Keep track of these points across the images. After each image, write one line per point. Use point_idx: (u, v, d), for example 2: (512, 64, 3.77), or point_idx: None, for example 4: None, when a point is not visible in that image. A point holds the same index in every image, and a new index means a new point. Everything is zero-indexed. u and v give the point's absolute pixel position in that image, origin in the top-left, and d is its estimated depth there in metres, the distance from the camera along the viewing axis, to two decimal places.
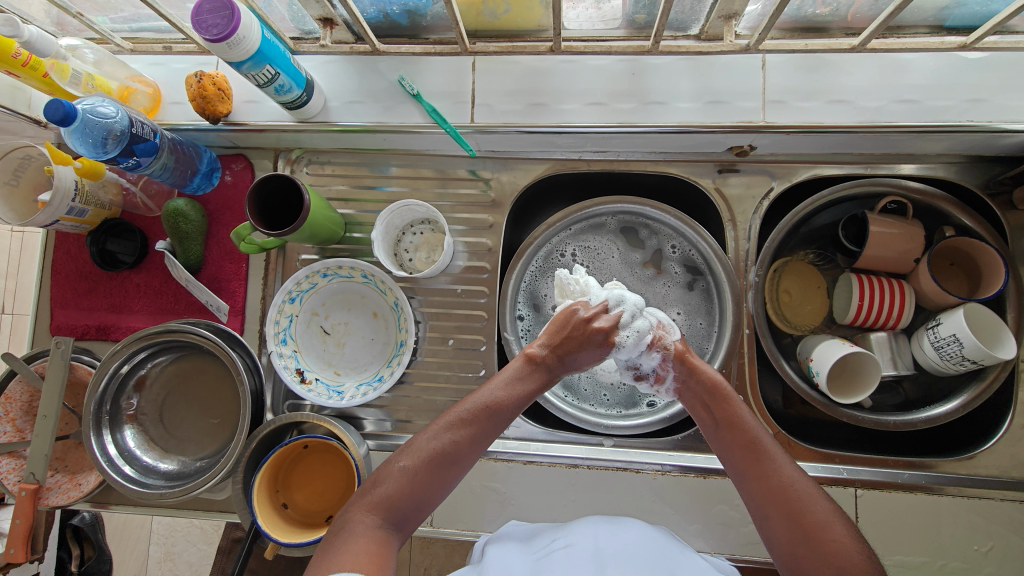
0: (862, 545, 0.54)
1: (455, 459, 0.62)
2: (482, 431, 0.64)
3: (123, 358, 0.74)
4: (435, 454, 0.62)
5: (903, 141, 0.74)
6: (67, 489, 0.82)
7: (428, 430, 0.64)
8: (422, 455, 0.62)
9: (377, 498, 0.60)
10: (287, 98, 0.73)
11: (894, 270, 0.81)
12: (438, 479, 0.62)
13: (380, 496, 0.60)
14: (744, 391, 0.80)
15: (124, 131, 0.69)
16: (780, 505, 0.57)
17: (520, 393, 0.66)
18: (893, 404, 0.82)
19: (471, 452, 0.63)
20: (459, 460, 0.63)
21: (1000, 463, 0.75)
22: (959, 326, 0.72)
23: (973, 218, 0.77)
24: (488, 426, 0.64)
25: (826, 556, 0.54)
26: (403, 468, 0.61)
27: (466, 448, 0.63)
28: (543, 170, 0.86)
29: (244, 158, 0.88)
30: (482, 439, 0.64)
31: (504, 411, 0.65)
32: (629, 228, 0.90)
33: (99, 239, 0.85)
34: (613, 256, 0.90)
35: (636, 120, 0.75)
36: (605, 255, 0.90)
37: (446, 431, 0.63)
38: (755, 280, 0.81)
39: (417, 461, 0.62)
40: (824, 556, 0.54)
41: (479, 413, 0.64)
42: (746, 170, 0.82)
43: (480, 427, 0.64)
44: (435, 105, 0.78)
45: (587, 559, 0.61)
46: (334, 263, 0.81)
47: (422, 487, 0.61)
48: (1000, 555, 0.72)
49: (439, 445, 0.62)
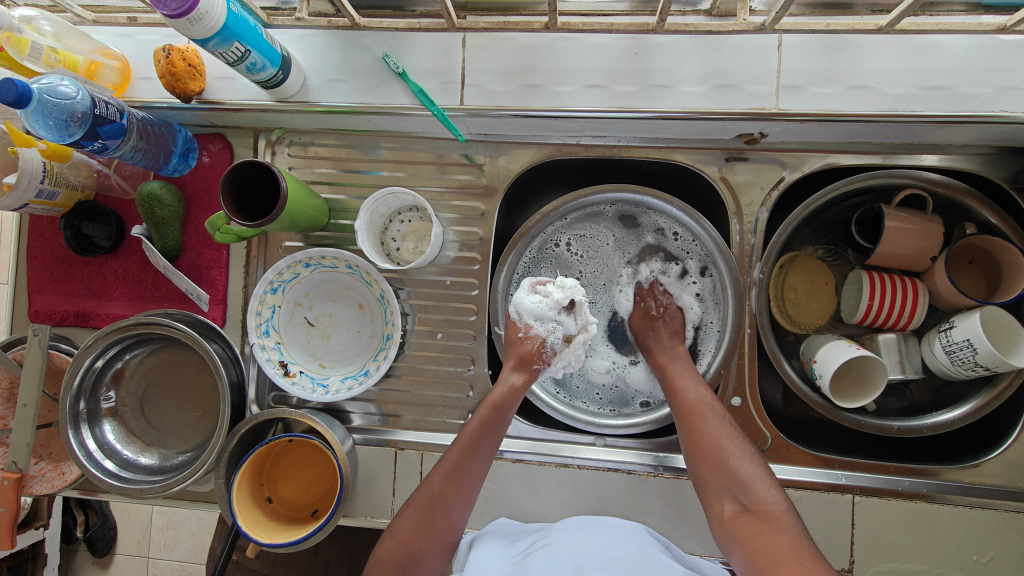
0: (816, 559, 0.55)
1: (448, 505, 0.64)
2: (462, 466, 0.66)
3: (97, 353, 0.71)
4: (428, 505, 0.64)
5: (927, 131, 0.69)
6: (51, 477, 0.80)
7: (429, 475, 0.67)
8: (417, 511, 0.64)
9: (386, 558, 0.62)
10: (261, 77, 0.68)
11: (909, 268, 0.77)
12: (439, 525, 0.64)
13: (389, 556, 0.62)
14: (743, 392, 0.77)
15: (87, 112, 0.64)
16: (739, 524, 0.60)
17: (492, 424, 0.68)
18: (898, 407, 0.79)
19: (464, 494, 0.65)
20: (454, 503, 0.64)
21: (1007, 472, 0.72)
22: (974, 330, 0.68)
23: (997, 214, 0.72)
24: (471, 466, 0.66)
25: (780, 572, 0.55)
26: (405, 527, 0.63)
27: (455, 494, 0.65)
28: (539, 155, 0.81)
29: (221, 138, 0.83)
30: (469, 480, 0.66)
31: (478, 446, 0.67)
32: (627, 218, 0.85)
33: (74, 222, 0.82)
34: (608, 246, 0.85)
35: (638, 104, 0.70)
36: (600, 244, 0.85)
37: (434, 483, 0.65)
38: (759, 277, 0.77)
39: (415, 518, 0.64)
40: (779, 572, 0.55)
41: (456, 452, 0.66)
42: (755, 159, 0.77)
43: (462, 467, 0.65)
44: (423, 85, 0.73)
45: (565, 562, 0.61)
46: (317, 253, 0.77)
47: (426, 538, 0.63)
48: (1001, 566, 0.70)
49: (430, 496, 0.64)
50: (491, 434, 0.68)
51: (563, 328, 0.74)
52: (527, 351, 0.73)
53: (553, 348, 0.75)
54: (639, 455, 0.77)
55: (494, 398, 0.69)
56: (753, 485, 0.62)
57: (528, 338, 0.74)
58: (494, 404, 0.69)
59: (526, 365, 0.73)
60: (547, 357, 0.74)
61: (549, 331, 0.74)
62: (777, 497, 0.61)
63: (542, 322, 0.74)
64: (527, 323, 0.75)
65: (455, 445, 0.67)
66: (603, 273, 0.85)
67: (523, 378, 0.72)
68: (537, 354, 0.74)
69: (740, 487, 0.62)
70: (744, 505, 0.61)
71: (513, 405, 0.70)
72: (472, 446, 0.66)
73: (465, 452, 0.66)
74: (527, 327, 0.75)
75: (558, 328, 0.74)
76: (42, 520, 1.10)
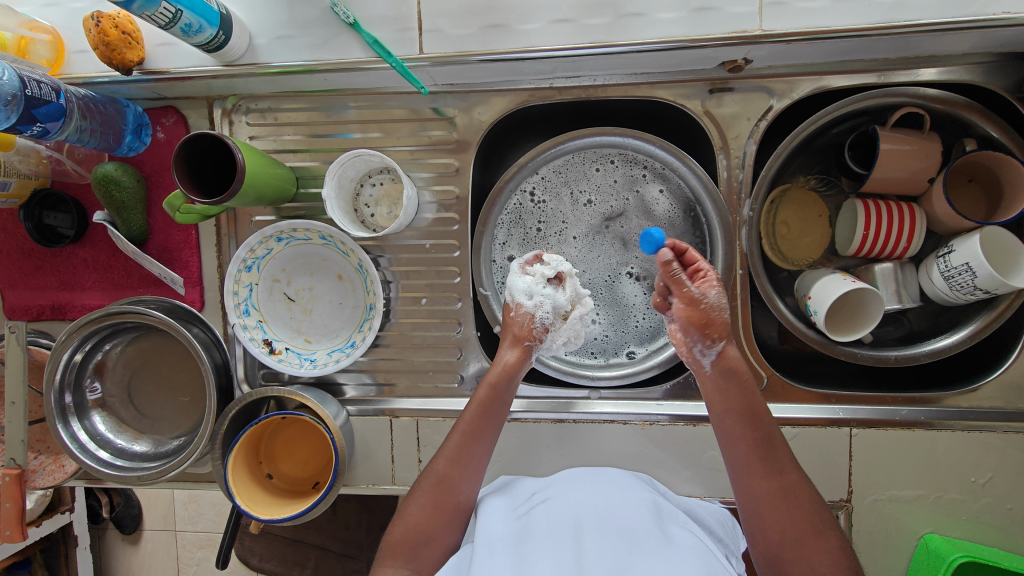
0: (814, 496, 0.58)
1: (456, 486, 0.63)
2: (469, 444, 0.65)
3: (73, 347, 0.69)
4: (436, 490, 0.63)
5: (924, 41, 0.63)
6: (52, 470, 0.81)
7: (433, 459, 0.65)
8: (423, 493, 0.63)
9: (397, 541, 0.62)
10: (200, 39, 0.63)
11: (904, 192, 0.73)
12: (450, 508, 0.63)
13: (400, 539, 0.62)
14: (737, 334, 0.75)
15: (19, 94, 0.59)
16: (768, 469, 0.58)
17: (490, 406, 0.66)
18: (895, 336, 0.78)
19: (470, 473, 0.64)
20: (460, 483, 0.63)
21: (1006, 393, 0.72)
22: (973, 253, 0.65)
23: (1000, 127, 0.68)
24: (475, 448, 0.65)
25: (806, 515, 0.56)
26: (414, 512, 0.63)
27: (461, 474, 0.64)
28: (511, 102, 0.76)
29: (174, 111, 0.79)
30: (475, 461, 0.64)
31: (482, 427, 0.66)
32: (617, 169, 0.81)
33: (34, 212, 0.78)
34: (586, 190, 0.81)
35: (611, 37, 0.64)
36: (584, 193, 0.81)
37: (439, 465, 0.64)
38: (749, 214, 0.73)
39: (423, 502, 0.63)
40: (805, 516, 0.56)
41: (461, 437, 0.65)
42: (741, 88, 0.72)
43: (467, 449, 0.64)
44: (378, 35, 0.67)
45: (565, 519, 0.61)
46: (287, 226, 0.73)
47: (436, 521, 0.62)
48: (1000, 486, 0.70)
49: (436, 478, 0.64)
50: (493, 415, 0.66)
51: (552, 302, 0.69)
52: (519, 328, 0.69)
53: (545, 323, 0.69)
54: (634, 405, 0.77)
55: (491, 379, 0.67)
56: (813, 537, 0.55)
57: (519, 314, 0.70)
58: (492, 383, 0.67)
59: (520, 342, 0.69)
60: (539, 333, 0.69)
61: (538, 306, 0.69)
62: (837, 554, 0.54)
63: (531, 298, 0.69)
64: (517, 301, 0.70)
65: (459, 426, 0.66)
66: (584, 222, 0.81)
67: (518, 354, 0.68)
68: (530, 331, 0.69)
69: (801, 537, 0.55)
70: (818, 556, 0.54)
71: (511, 383, 0.67)
72: (476, 428, 0.65)
73: (469, 434, 0.65)
74: (518, 305, 0.70)
75: (547, 302, 0.69)
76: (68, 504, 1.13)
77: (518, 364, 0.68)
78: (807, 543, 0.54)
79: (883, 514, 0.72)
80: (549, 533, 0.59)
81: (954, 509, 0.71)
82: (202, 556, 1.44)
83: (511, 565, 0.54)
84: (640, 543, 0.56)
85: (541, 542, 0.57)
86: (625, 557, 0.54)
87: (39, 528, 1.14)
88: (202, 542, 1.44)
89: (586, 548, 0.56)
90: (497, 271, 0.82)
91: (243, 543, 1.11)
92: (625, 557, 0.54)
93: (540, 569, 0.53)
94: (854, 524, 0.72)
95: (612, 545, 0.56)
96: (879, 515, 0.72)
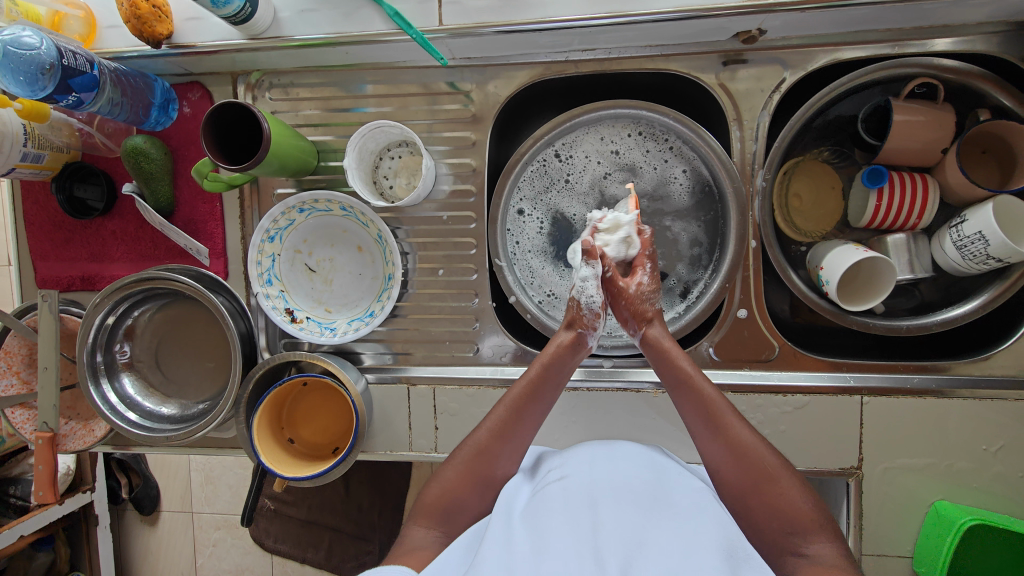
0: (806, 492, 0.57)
1: (494, 459, 0.65)
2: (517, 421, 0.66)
3: (106, 310, 0.72)
4: (473, 459, 0.65)
5: (938, 9, 0.64)
6: (82, 435, 0.83)
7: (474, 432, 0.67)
8: (461, 461, 0.65)
9: (430, 502, 0.64)
10: (228, 11, 0.65)
11: (918, 163, 0.74)
12: (485, 476, 0.64)
13: (433, 501, 0.64)
14: (749, 304, 0.76)
15: (56, 63, 0.62)
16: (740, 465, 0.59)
17: (539, 385, 0.66)
18: (907, 307, 0.78)
19: (510, 451, 0.65)
20: (500, 459, 0.65)
21: (1019, 362, 0.72)
22: (986, 222, 0.66)
23: (1013, 96, 0.68)
24: (519, 426, 0.66)
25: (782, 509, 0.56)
26: (449, 477, 0.65)
27: (501, 447, 0.65)
28: (528, 76, 0.78)
29: (200, 87, 0.81)
30: (517, 438, 0.65)
31: (530, 406, 0.66)
32: (643, 146, 0.81)
33: (65, 185, 0.81)
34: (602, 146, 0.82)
35: (627, 7, 0.66)
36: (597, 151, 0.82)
37: (481, 437, 0.66)
38: (762, 184, 0.74)
39: (459, 469, 0.65)
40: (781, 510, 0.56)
41: (507, 413, 0.66)
42: (755, 60, 0.73)
43: (511, 426, 0.65)
44: (398, 7, 0.69)
45: (582, 496, 0.60)
46: (309, 197, 0.76)
47: (468, 486, 0.64)
48: (1010, 454, 0.71)
49: (475, 449, 0.65)
50: (542, 397, 0.66)
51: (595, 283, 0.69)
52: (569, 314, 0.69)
53: (593, 307, 0.68)
54: (647, 374, 0.78)
55: (543, 359, 0.67)
56: (778, 485, 0.57)
57: (573, 302, 0.70)
58: (542, 365, 0.67)
59: (574, 327, 0.68)
60: (591, 319, 0.68)
61: (584, 290, 0.68)
62: (806, 501, 0.56)
63: (580, 283, 0.69)
64: (568, 286, 0.70)
65: (505, 400, 0.67)
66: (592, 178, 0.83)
67: (569, 340, 0.68)
68: (581, 317, 0.68)
69: (767, 491, 0.57)
70: (801, 554, 0.54)
71: (565, 367, 0.67)
72: (522, 406, 0.66)
73: (514, 411, 0.66)
74: (567, 283, 0.69)
75: (590, 283, 0.68)
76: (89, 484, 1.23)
77: (567, 349, 0.67)
78: (778, 488, 0.57)
79: (894, 481, 0.72)
80: (566, 509, 0.58)
81: (965, 477, 0.71)
82: (219, 536, 1.48)
83: (528, 539, 0.55)
84: (654, 514, 0.57)
85: (557, 514, 0.57)
86: (639, 530, 0.55)
87: (61, 506, 1.17)
88: (219, 523, 1.48)
89: (602, 524, 0.56)
90: (508, 228, 0.83)
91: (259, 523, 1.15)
92: (639, 527, 0.55)
93: (556, 541, 0.54)
94: (864, 492, 0.73)
95: (630, 521, 0.56)
96: (890, 482, 0.72)
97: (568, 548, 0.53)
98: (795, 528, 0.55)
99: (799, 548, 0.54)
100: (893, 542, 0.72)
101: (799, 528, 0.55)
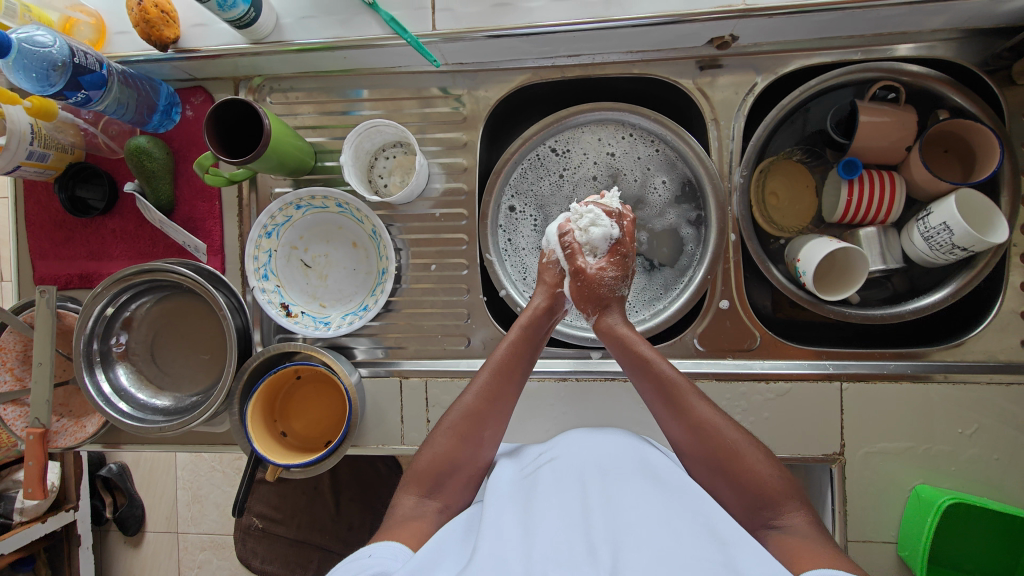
0: (771, 463, 0.60)
1: (484, 421, 0.66)
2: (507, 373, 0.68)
3: (106, 300, 0.73)
4: (463, 423, 0.66)
5: (895, 16, 0.69)
6: (73, 431, 0.83)
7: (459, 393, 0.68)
8: (450, 426, 0.66)
9: (422, 469, 0.64)
10: (233, 15, 0.69)
11: (885, 161, 0.78)
12: (475, 440, 0.65)
13: (426, 468, 0.64)
14: (730, 294, 0.79)
15: (67, 61, 0.65)
16: (702, 446, 0.61)
17: (526, 346, 0.69)
18: (880, 298, 0.81)
19: (499, 412, 0.66)
20: (489, 420, 0.66)
21: (989, 348, 0.75)
22: (950, 213, 0.69)
23: (969, 97, 0.73)
24: (505, 386, 0.67)
25: (753, 484, 0.59)
26: (439, 445, 0.65)
27: (491, 411, 0.66)
28: (516, 81, 0.82)
29: (203, 91, 0.85)
30: (504, 398, 0.67)
31: (515, 366, 0.68)
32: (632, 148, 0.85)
33: (67, 185, 0.83)
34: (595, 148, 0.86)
35: (609, 13, 0.71)
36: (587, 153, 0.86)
37: (468, 400, 0.66)
38: (740, 180, 0.78)
39: (449, 434, 0.65)
40: (752, 485, 0.59)
41: (495, 372, 0.67)
42: (730, 65, 0.78)
43: (499, 386, 0.67)
44: (395, 14, 0.73)
45: (573, 477, 0.62)
46: (306, 193, 0.78)
47: (461, 451, 0.64)
48: (985, 437, 0.73)
49: (465, 413, 0.66)
50: (524, 355, 0.69)
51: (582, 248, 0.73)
52: (550, 275, 0.71)
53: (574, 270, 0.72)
54: None
55: (524, 320, 0.70)
56: (744, 459, 0.59)
57: (551, 263, 0.73)
58: (524, 325, 0.69)
59: (552, 288, 0.71)
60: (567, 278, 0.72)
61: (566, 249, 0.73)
62: (770, 472, 0.59)
63: (561, 244, 0.73)
64: (549, 247, 0.74)
65: (489, 364, 0.68)
66: (584, 178, 0.86)
67: (548, 299, 0.71)
68: (561, 278, 0.71)
69: (734, 463, 0.59)
70: (773, 527, 0.57)
71: (543, 327, 0.70)
72: (507, 365, 0.68)
73: (501, 372, 0.67)
74: (551, 253, 0.74)
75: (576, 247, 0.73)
76: (71, 502, 1.22)
77: (547, 307, 0.70)
78: (743, 463, 0.59)
79: (877, 467, 0.74)
80: (558, 490, 0.60)
81: (943, 461, 0.73)
82: (204, 558, 1.45)
83: (521, 521, 0.55)
84: (644, 497, 0.57)
85: (548, 499, 0.58)
86: (630, 514, 0.54)
87: (43, 524, 1.15)
88: (205, 544, 1.45)
89: (593, 508, 0.57)
90: (500, 223, 0.87)
91: (245, 544, 1.04)
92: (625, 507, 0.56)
93: (546, 523, 0.55)
94: (846, 478, 0.74)
95: (619, 501, 0.57)
96: (871, 467, 0.74)
97: (559, 528, 0.54)
98: (763, 499, 0.58)
99: (773, 521, 0.57)
100: (878, 528, 0.74)
101: (770, 501, 0.58)
